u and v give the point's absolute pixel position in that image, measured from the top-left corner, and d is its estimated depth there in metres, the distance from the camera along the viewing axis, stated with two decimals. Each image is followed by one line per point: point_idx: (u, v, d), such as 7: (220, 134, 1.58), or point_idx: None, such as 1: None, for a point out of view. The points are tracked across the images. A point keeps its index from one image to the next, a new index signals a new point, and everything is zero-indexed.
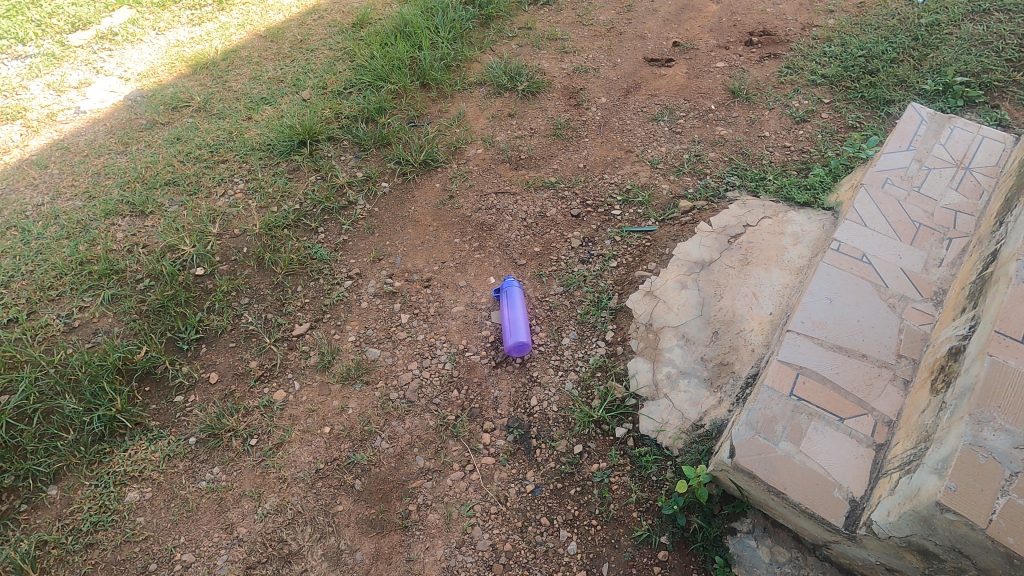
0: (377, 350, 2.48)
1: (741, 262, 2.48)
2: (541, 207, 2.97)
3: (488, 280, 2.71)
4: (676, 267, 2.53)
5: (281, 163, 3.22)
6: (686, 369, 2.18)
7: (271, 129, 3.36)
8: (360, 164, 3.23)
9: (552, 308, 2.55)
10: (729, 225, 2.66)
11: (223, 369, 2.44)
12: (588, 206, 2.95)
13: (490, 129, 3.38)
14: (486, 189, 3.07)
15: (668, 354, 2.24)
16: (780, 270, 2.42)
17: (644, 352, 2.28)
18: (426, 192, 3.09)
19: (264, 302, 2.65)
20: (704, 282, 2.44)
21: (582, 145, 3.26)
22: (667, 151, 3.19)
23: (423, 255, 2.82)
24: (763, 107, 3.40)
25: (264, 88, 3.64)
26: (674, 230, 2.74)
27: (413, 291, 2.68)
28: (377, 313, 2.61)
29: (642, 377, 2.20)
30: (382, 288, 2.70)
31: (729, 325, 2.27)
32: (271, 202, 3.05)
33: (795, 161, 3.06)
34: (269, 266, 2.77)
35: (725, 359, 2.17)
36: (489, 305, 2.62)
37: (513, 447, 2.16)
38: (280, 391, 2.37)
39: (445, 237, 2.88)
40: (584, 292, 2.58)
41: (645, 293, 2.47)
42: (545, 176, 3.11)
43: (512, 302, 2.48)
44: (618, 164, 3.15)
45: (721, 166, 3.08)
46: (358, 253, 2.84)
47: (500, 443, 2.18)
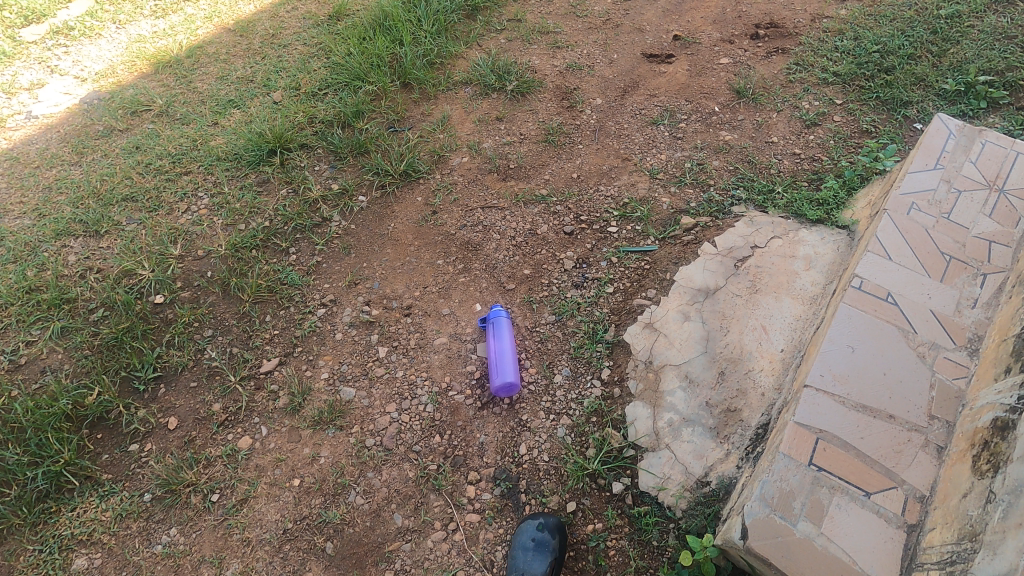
0: (353, 390, 2.28)
1: (748, 289, 2.28)
2: (532, 223, 2.74)
3: (473, 307, 2.49)
4: (679, 295, 2.31)
5: (249, 175, 2.97)
6: (691, 415, 1.99)
7: (239, 136, 3.09)
8: (335, 175, 2.97)
9: (543, 341, 2.35)
10: (735, 245, 2.45)
11: (183, 413, 2.23)
12: (582, 222, 2.73)
13: (476, 134, 3.12)
14: (471, 203, 2.83)
15: (669, 398, 2.04)
16: (791, 299, 2.23)
17: (643, 395, 2.08)
18: (407, 207, 2.84)
19: (229, 335, 2.43)
20: (708, 312, 2.24)
21: (576, 152, 3.02)
22: (668, 159, 2.96)
23: (402, 279, 2.59)
24: (770, 108, 3.16)
25: (232, 89, 3.36)
26: (675, 251, 2.52)
27: (392, 321, 2.46)
28: (353, 347, 2.40)
29: (642, 425, 2.00)
30: (358, 317, 2.48)
31: (736, 364, 2.08)
32: (239, 219, 2.81)
33: (805, 171, 2.83)
34: (235, 292, 2.54)
35: (733, 404, 1.99)
36: (475, 336, 2.40)
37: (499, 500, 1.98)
38: (245, 438, 2.17)
39: (426, 258, 2.65)
40: (578, 322, 2.37)
41: (645, 325, 2.25)
42: (535, 188, 2.87)
43: (499, 335, 2.30)
44: (614, 174, 2.91)
45: (725, 176, 2.86)
46: (332, 277, 2.61)
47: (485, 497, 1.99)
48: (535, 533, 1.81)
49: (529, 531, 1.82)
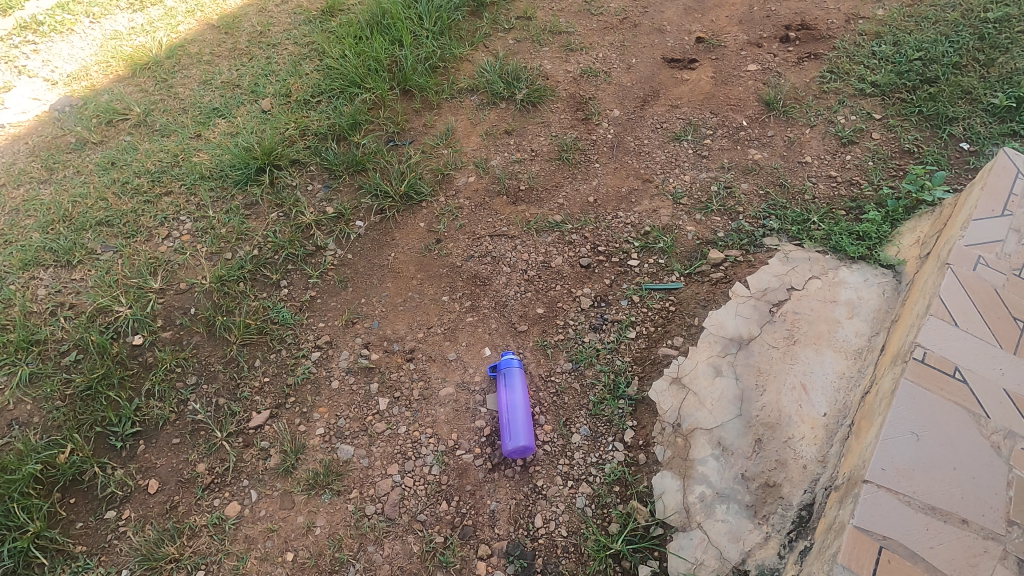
0: (351, 448, 2.08)
1: (786, 340, 2.07)
2: (545, 254, 2.52)
3: (482, 351, 2.28)
4: (709, 345, 2.11)
5: (236, 195, 2.72)
6: (725, 489, 1.80)
7: (224, 150, 2.83)
8: (329, 196, 2.74)
9: (559, 393, 2.14)
10: (769, 287, 2.23)
11: (165, 475, 2.03)
12: (599, 254, 2.51)
13: (483, 150, 2.88)
14: (478, 230, 2.61)
15: (701, 469, 1.85)
16: (834, 352, 2.02)
17: (671, 464, 1.89)
18: (409, 234, 2.62)
19: (215, 382, 2.22)
20: (741, 366, 2.04)
21: (593, 172, 2.77)
22: (692, 180, 2.72)
23: (404, 318, 2.38)
24: (803, 123, 2.91)
25: (216, 95, 3.09)
26: (703, 291, 2.30)
27: (393, 367, 2.26)
28: (351, 397, 2.20)
29: (671, 499, 1.82)
30: (356, 362, 2.27)
31: (774, 430, 1.88)
32: (225, 246, 2.57)
33: (842, 197, 2.60)
34: (221, 333, 2.33)
35: (771, 478, 1.80)
36: (484, 386, 2.20)
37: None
38: (233, 504, 1.98)
39: (430, 294, 2.43)
40: (597, 372, 2.16)
41: (672, 380, 2.05)
42: (548, 213, 2.64)
43: (511, 387, 2.09)
44: (634, 197, 2.68)
45: (755, 202, 2.63)
46: (327, 314, 2.40)
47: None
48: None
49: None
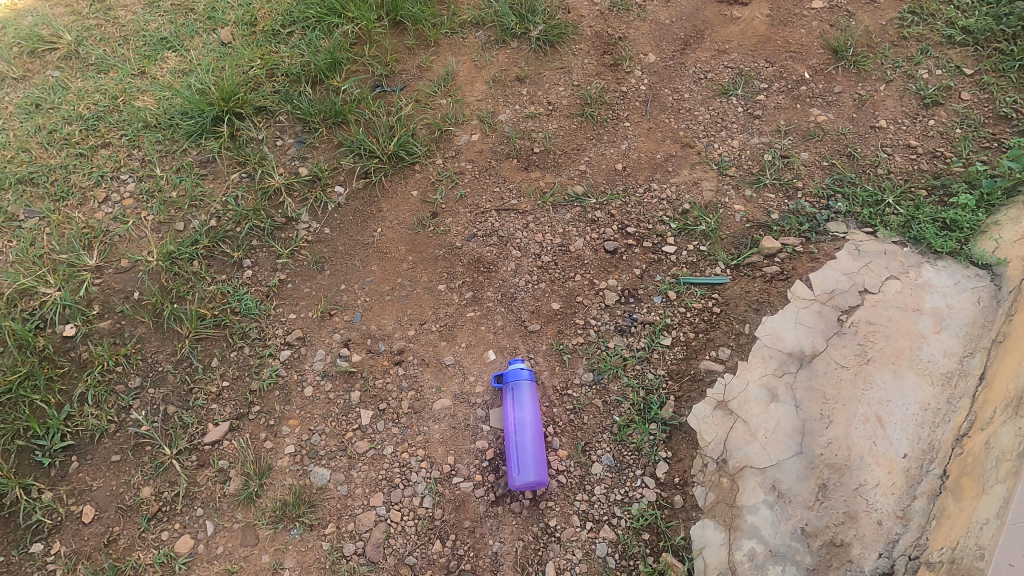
0: (327, 471, 1.75)
1: (858, 358, 1.70)
2: (562, 235, 2.09)
3: (485, 355, 1.91)
4: (763, 361, 1.73)
5: (189, 150, 2.25)
6: (780, 547, 1.48)
7: (174, 92, 2.32)
8: (303, 154, 2.26)
9: (577, 411, 1.78)
10: (837, 288, 1.83)
11: (103, 500, 1.69)
12: (627, 236, 2.08)
13: (489, 101, 2.38)
14: (482, 202, 2.17)
15: (751, 519, 1.52)
16: (916, 376, 1.65)
17: (714, 511, 1.55)
18: (399, 205, 2.18)
19: (163, 386, 1.84)
20: (802, 390, 1.67)
21: (621, 133, 2.30)
22: (741, 147, 2.26)
23: (392, 310, 1.99)
24: (877, 77, 2.40)
25: (165, 21, 2.53)
26: (754, 289, 1.90)
27: (379, 372, 1.89)
28: (327, 408, 1.84)
29: (713, 556, 1.50)
30: (334, 365, 1.90)
31: (842, 474, 1.54)
32: (175, 214, 2.13)
33: (924, 173, 2.15)
34: (170, 324, 1.93)
35: (837, 536, 1.47)
36: (487, 399, 1.84)
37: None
38: (185, 538, 1.65)
39: (423, 282, 2.03)
40: (623, 387, 1.79)
41: (716, 404, 1.69)
42: (567, 183, 2.19)
43: (519, 404, 1.72)
44: (671, 165, 2.22)
45: (817, 176, 2.18)
46: (300, 304, 2.00)
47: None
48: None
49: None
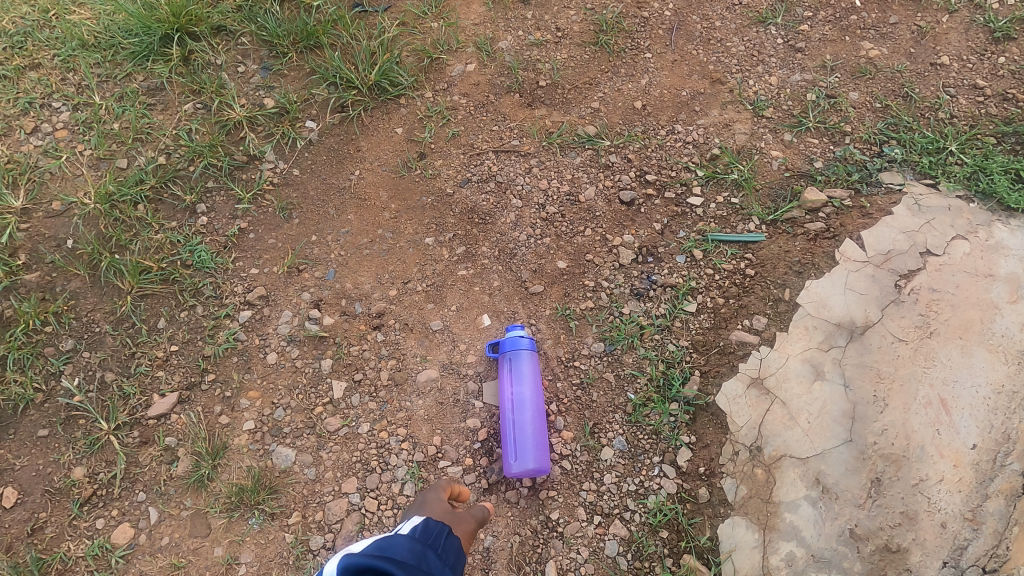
0: (292, 452, 1.50)
1: (919, 331, 1.43)
2: (571, 182, 1.79)
3: (478, 320, 1.64)
4: (806, 332, 1.47)
5: (134, 75, 1.91)
6: (824, 551, 1.25)
7: (115, 5, 1.97)
8: (268, 82, 1.93)
9: (584, 387, 1.53)
10: (895, 248, 1.55)
11: (27, 482, 1.44)
12: (647, 185, 1.79)
13: (488, 25, 2.03)
14: (478, 143, 1.86)
15: (790, 518, 1.28)
16: (989, 353, 1.39)
17: (747, 508, 1.31)
18: (380, 143, 1.86)
19: (100, 350, 1.57)
20: (852, 367, 1.41)
21: (641, 65, 1.97)
22: (780, 84, 1.94)
23: (371, 266, 1.71)
24: (939, 5, 2.06)
25: None
26: (795, 248, 1.62)
27: (354, 338, 1.62)
28: (293, 378, 1.58)
29: (744, 561, 1.28)
30: (302, 329, 1.63)
31: (900, 467, 1.29)
32: (118, 150, 1.81)
33: (992, 118, 1.84)
34: (109, 278, 1.64)
35: (893, 540, 1.24)
36: (480, 371, 1.58)
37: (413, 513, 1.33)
38: (123, 527, 1.41)
39: (407, 234, 1.74)
40: (640, 360, 1.54)
41: (750, 382, 1.44)
42: (577, 123, 1.88)
43: (518, 378, 1.47)
44: (699, 104, 1.91)
45: (868, 119, 1.87)
46: (263, 256, 1.72)
47: (413, 501, 1.37)
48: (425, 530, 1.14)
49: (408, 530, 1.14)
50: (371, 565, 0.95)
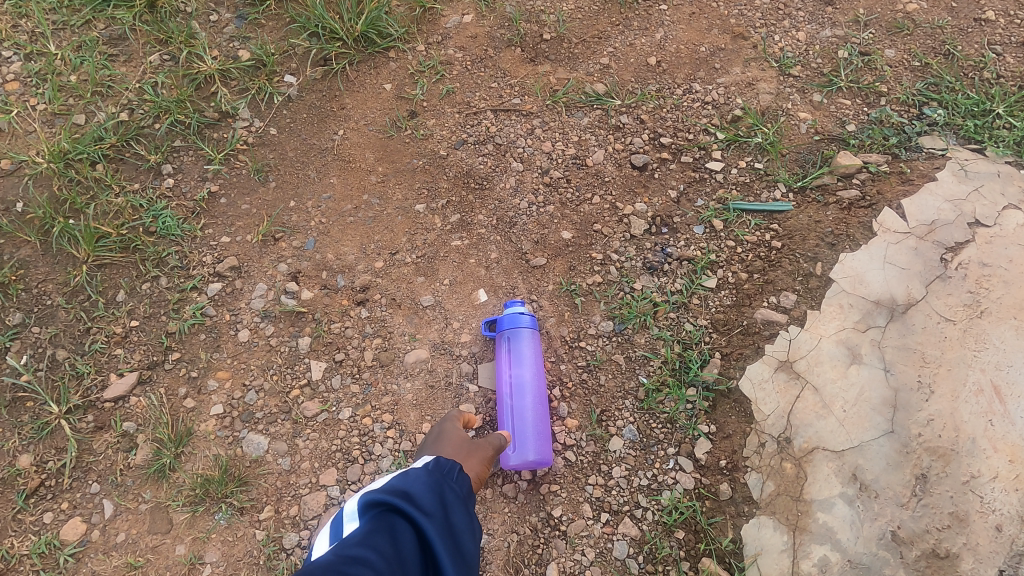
0: (264, 439, 1.34)
1: (968, 310, 1.27)
2: (577, 145, 1.62)
3: (474, 296, 1.48)
4: (841, 311, 1.31)
5: (94, 22, 1.72)
6: (861, 556, 1.11)
7: None
8: (243, 32, 1.74)
9: (591, 370, 1.37)
10: (940, 218, 1.39)
11: None
12: (661, 149, 1.61)
13: None
14: (475, 101, 1.68)
15: (823, 519, 1.14)
16: None
17: (775, 506, 1.17)
18: (367, 101, 1.69)
19: (51, 325, 1.41)
20: (893, 350, 1.25)
21: (656, 18, 1.78)
22: (808, 40, 1.76)
23: (355, 235, 1.54)
24: None
25: None
26: (827, 218, 1.45)
27: (336, 314, 1.46)
28: (267, 358, 1.42)
29: (771, 566, 1.13)
30: (278, 303, 1.47)
31: (948, 463, 1.14)
32: (75, 104, 1.63)
33: None
34: (62, 246, 1.48)
35: (941, 545, 1.09)
36: (475, 351, 1.42)
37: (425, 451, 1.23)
38: (74, 522, 1.26)
39: (395, 201, 1.57)
40: (653, 341, 1.38)
41: (778, 366, 1.28)
42: (585, 80, 1.70)
43: (518, 359, 1.31)
44: (719, 61, 1.73)
45: (906, 78, 1.69)
46: (236, 224, 1.55)
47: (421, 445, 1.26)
48: (440, 460, 1.10)
49: (424, 460, 1.12)
50: (387, 502, 0.99)
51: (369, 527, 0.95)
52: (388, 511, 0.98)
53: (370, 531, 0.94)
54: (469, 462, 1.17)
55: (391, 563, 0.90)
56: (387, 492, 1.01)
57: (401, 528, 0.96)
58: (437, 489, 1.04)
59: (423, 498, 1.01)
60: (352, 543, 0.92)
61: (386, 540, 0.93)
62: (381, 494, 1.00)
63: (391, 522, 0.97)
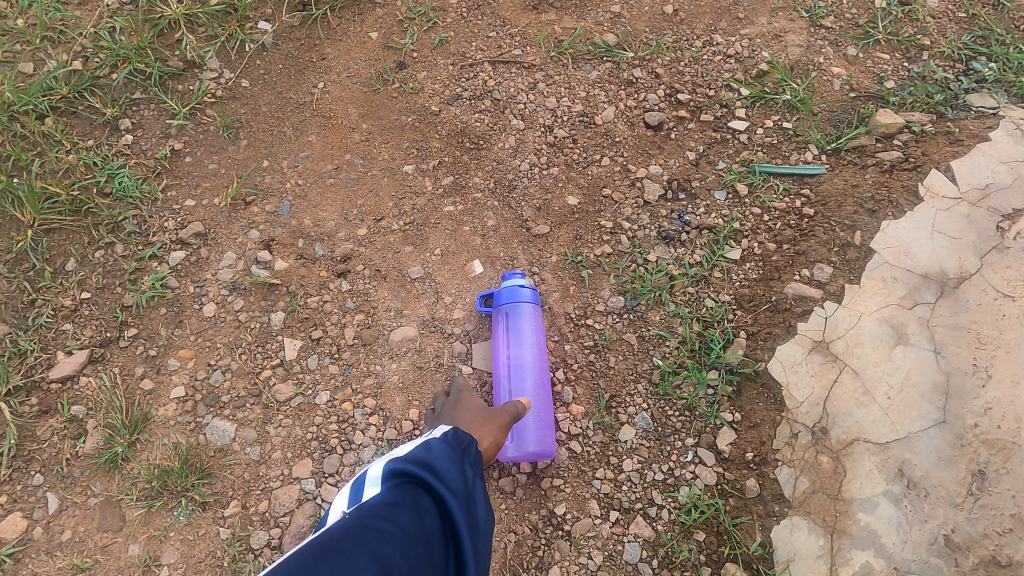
0: (230, 426, 1.19)
1: None
2: (585, 101, 1.45)
3: (468, 268, 1.32)
4: (883, 285, 1.15)
5: None
6: (909, 564, 0.97)
7: None
8: None
9: (598, 350, 1.22)
10: (994, 182, 1.23)
11: None
12: (679, 106, 1.45)
13: None
14: (470, 52, 1.51)
15: (865, 520, 0.99)
16: None
17: (810, 506, 1.02)
18: (350, 51, 1.51)
19: None
20: (944, 329, 1.10)
21: None
22: None
23: (335, 199, 1.38)
24: None
25: None
26: (866, 182, 1.29)
27: (312, 286, 1.30)
28: (235, 335, 1.26)
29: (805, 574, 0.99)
30: (248, 274, 1.30)
31: (1010, 457, 0.99)
32: (21, 50, 1.45)
33: None
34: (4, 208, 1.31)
35: (1002, 552, 0.95)
36: (469, 329, 1.27)
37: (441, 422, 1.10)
38: (14, 517, 1.12)
39: (381, 161, 1.41)
40: (669, 318, 1.23)
41: (813, 347, 1.13)
42: (594, 29, 1.52)
43: (517, 338, 1.17)
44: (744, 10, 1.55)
45: (951, 30, 1.52)
46: (202, 186, 1.38)
47: (436, 417, 1.14)
48: (459, 432, 0.96)
49: (441, 430, 0.97)
50: (411, 473, 0.86)
51: (391, 497, 0.81)
52: (409, 482, 0.84)
53: (393, 499, 0.81)
54: (485, 429, 1.04)
55: (414, 542, 0.76)
56: (408, 461, 0.87)
57: (424, 504, 0.82)
58: (461, 466, 0.91)
59: (448, 473, 0.87)
60: (370, 512, 0.78)
61: (409, 513, 0.79)
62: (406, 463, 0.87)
63: (413, 495, 0.83)
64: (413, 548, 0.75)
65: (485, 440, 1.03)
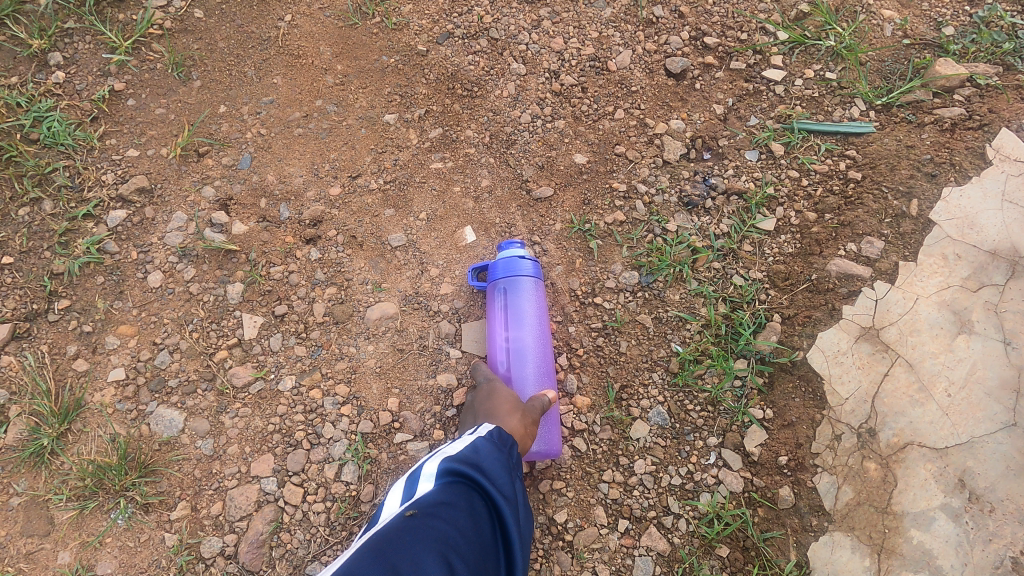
0: (178, 415, 1.02)
1: None
2: (597, 44, 1.25)
3: (459, 235, 1.14)
4: (944, 263, 0.99)
5: None
6: None
7: None
8: None
9: (608, 334, 1.05)
10: None
11: None
12: (706, 51, 1.24)
13: None
14: None
15: (919, 539, 0.85)
16: None
17: (854, 521, 0.87)
18: None
19: None
20: (1015, 316, 0.94)
21: None
22: None
23: (304, 152, 1.18)
24: None
25: None
26: (924, 142, 1.10)
27: (276, 254, 1.11)
28: (185, 310, 1.08)
29: None
30: (200, 239, 1.12)
31: None
32: None
33: None
34: None
35: None
36: (460, 307, 1.10)
37: (471, 415, 0.93)
38: None
39: (358, 109, 1.21)
40: (691, 298, 1.06)
41: (860, 335, 0.97)
42: None
43: (515, 319, 0.99)
44: None
45: None
46: (148, 134, 1.18)
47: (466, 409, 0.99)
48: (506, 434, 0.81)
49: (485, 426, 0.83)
50: (465, 472, 0.75)
51: (445, 499, 0.71)
52: (461, 483, 0.74)
53: (449, 505, 0.70)
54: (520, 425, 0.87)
55: (468, 554, 0.66)
56: (459, 458, 0.76)
57: (477, 508, 0.72)
58: (513, 466, 0.79)
59: (500, 474, 0.76)
60: (421, 516, 0.68)
61: (464, 520, 0.69)
62: (459, 460, 0.75)
63: (467, 498, 0.72)
64: (468, 561, 0.66)
65: (525, 441, 0.87)
